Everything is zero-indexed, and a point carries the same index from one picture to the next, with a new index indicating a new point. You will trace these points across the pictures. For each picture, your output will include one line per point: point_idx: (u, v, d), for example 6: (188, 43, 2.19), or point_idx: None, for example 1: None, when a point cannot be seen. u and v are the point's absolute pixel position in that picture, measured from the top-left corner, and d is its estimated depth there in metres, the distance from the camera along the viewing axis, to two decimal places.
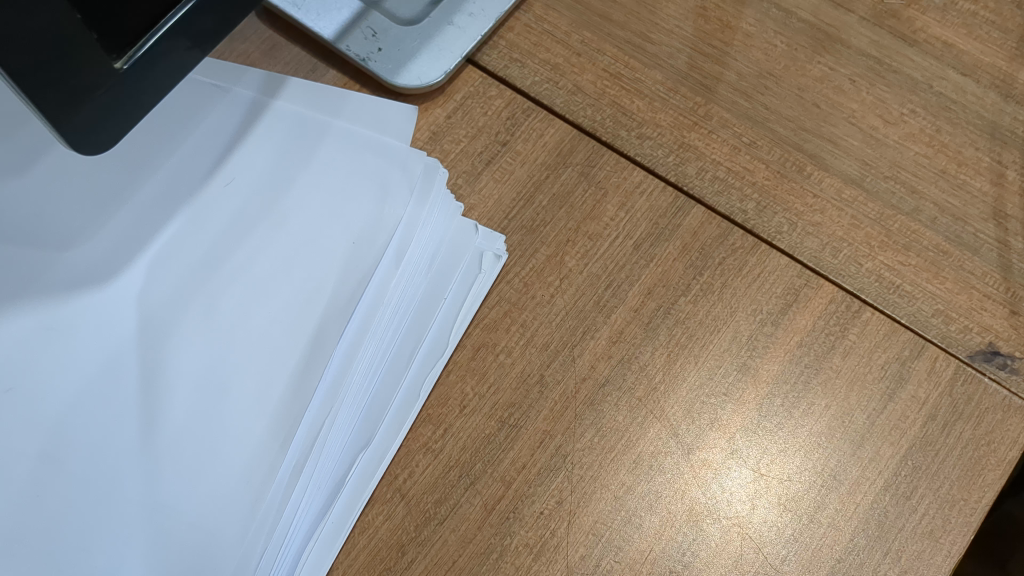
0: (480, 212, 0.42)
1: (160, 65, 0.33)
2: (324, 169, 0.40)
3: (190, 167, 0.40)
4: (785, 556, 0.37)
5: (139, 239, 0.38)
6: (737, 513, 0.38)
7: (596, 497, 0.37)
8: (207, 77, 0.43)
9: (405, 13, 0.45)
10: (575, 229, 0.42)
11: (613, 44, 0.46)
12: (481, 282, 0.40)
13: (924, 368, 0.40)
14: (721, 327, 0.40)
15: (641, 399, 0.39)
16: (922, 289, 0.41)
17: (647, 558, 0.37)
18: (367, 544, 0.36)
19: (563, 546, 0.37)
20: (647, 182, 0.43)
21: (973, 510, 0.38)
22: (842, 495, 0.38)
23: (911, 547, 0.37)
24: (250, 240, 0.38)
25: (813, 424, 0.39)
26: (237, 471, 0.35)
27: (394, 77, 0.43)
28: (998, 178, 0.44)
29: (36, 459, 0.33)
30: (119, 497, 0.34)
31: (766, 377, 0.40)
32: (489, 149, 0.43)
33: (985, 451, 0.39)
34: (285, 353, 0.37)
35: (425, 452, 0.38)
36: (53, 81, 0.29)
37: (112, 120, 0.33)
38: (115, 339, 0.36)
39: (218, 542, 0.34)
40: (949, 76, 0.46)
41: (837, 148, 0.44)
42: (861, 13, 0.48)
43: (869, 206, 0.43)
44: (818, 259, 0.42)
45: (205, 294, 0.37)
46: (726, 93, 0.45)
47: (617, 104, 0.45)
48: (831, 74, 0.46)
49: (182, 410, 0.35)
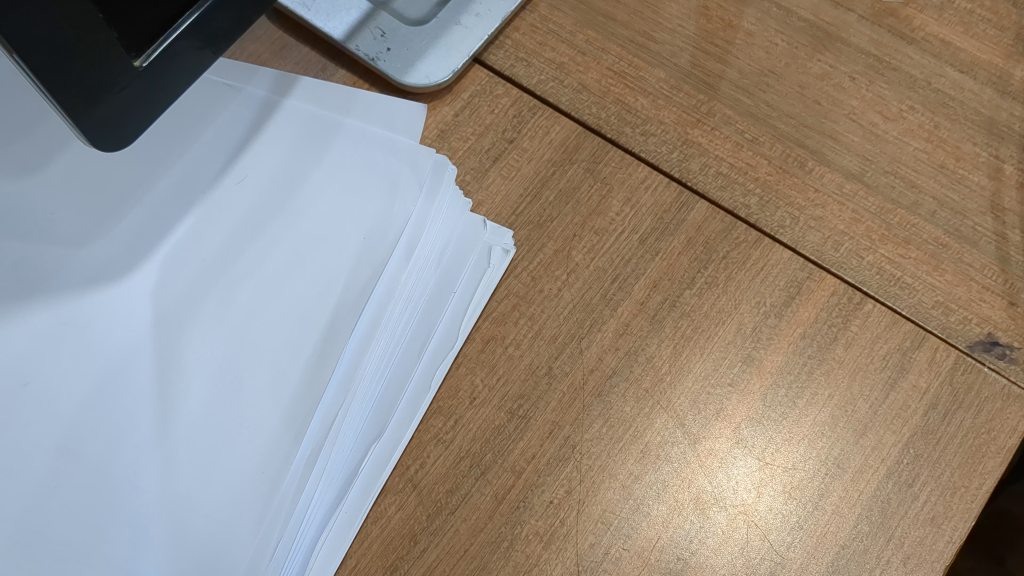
0: (488, 208, 0.43)
1: (176, 63, 0.34)
2: (335, 166, 0.41)
3: (204, 166, 0.41)
4: (790, 543, 0.38)
5: (154, 236, 0.39)
6: (743, 501, 0.38)
7: (605, 487, 0.38)
8: (219, 77, 0.43)
9: (414, 13, 0.46)
10: (581, 224, 0.43)
11: (617, 43, 0.47)
12: (489, 277, 0.41)
13: (925, 358, 0.41)
14: (725, 320, 0.41)
15: (648, 390, 0.40)
16: (922, 282, 0.42)
17: (655, 546, 0.37)
18: (380, 533, 0.37)
19: (573, 535, 0.37)
20: (652, 177, 0.44)
21: (974, 496, 0.38)
22: (845, 483, 0.39)
23: (913, 533, 0.38)
24: (262, 236, 0.39)
25: (816, 414, 0.40)
26: (251, 463, 0.35)
27: (403, 77, 0.44)
28: (996, 172, 0.45)
29: (56, 451, 0.34)
30: (135, 489, 0.34)
31: (770, 368, 0.40)
32: (496, 147, 0.44)
33: (984, 439, 0.39)
34: (299, 346, 0.37)
35: (436, 443, 0.38)
36: (75, 79, 0.30)
37: (129, 117, 0.33)
38: (131, 334, 0.37)
39: (233, 533, 0.34)
40: (947, 74, 0.47)
41: (837, 143, 0.45)
42: (860, 12, 0.49)
43: (869, 200, 0.44)
44: (820, 252, 0.43)
45: (220, 290, 0.38)
46: (728, 90, 0.46)
47: (621, 102, 0.45)
48: (832, 72, 0.47)
49: (196, 404, 0.36)
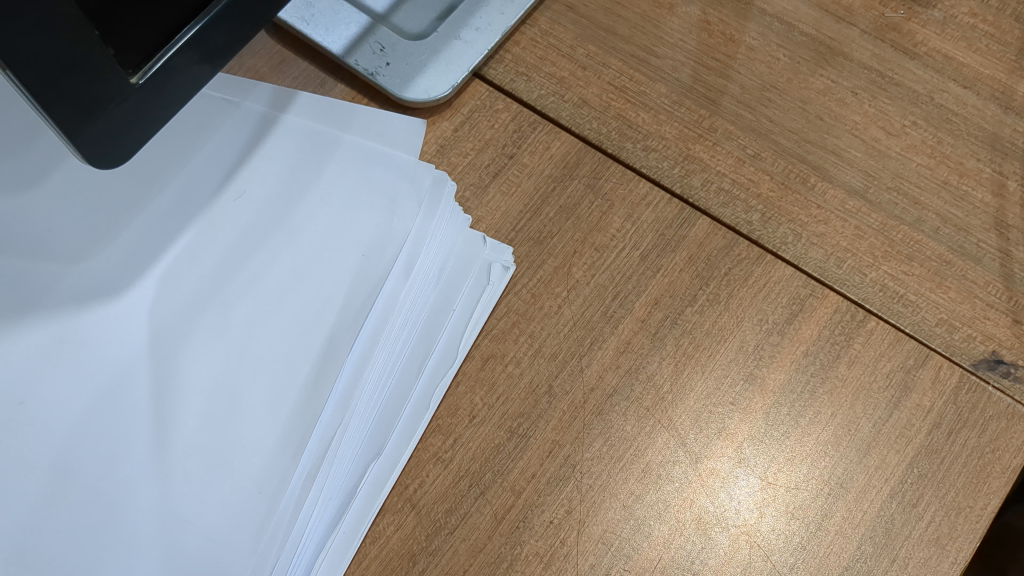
0: (487, 224, 0.42)
1: (174, 80, 0.34)
2: (333, 182, 0.41)
3: (202, 182, 0.40)
4: (792, 564, 0.37)
5: (151, 253, 0.39)
6: (745, 521, 0.38)
7: (605, 506, 0.38)
8: (218, 92, 0.43)
9: (413, 28, 0.46)
10: (581, 240, 0.42)
11: (618, 58, 0.47)
12: (489, 293, 0.41)
13: (928, 377, 0.40)
14: (727, 337, 0.41)
15: (649, 408, 0.39)
16: (925, 299, 0.42)
17: (656, 566, 0.37)
18: (379, 553, 0.37)
19: (573, 556, 0.37)
20: (653, 194, 0.43)
21: (978, 517, 0.38)
22: (849, 503, 0.38)
23: (918, 554, 0.37)
24: (260, 253, 0.39)
25: (819, 433, 0.39)
26: (249, 482, 0.35)
27: (402, 92, 0.44)
28: (999, 189, 0.45)
29: (49, 470, 0.33)
30: (130, 509, 0.34)
31: (773, 386, 0.40)
32: (496, 161, 0.44)
33: (989, 459, 0.39)
34: (296, 364, 0.37)
35: (435, 462, 0.38)
36: (69, 95, 0.29)
37: (126, 134, 0.33)
38: (127, 351, 0.36)
39: (230, 554, 0.34)
40: (950, 89, 0.47)
41: (840, 159, 0.45)
42: (863, 27, 0.49)
43: (872, 216, 0.43)
44: (823, 269, 0.42)
45: (218, 307, 0.38)
46: (730, 105, 0.46)
47: (622, 117, 0.45)
48: (834, 87, 0.47)
49: (193, 422, 0.36)
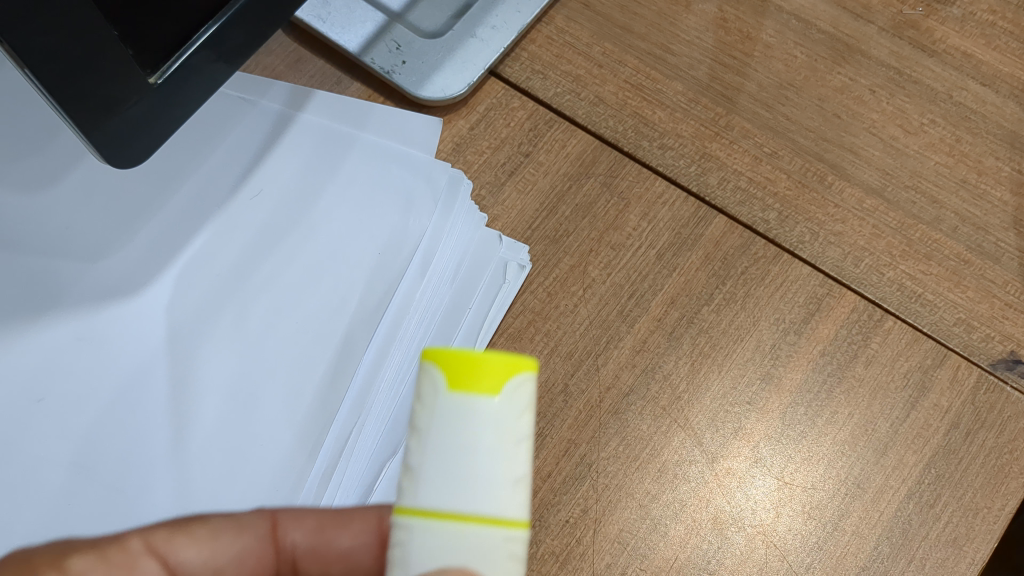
0: (503, 223, 0.42)
1: (192, 79, 0.34)
2: (350, 181, 0.41)
3: (219, 181, 0.40)
4: (809, 564, 0.37)
5: (169, 252, 0.39)
6: (762, 521, 0.38)
7: (621, 506, 0.38)
8: (235, 91, 0.43)
9: (429, 26, 0.46)
10: (597, 239, 0.42)
11: (634, 56, 0.47)
12: (505, 292, 0.41)
13: (946, 377, 0.40)
14: (744, 337, 0.41)
15: (665, 407, 0.39)
16: (943, 299, 0.41)
17: (672, 566, 0.37)
18: None
19: (589, 554, 0.37)
20: (669, 193, 0.43)
21: (996, 517, 0.38)
22: (865, 503, 0.38)
23: (934, 555, 0.37)
24: (277, 252, 0.39)
25: (836, 433, 0.39)
26: (266, 480, 0.35)
27: (417, 90, 0.44)
28: (1018, 187, 0.44)
29: (70, 468, 0.34)
30: (148, 506, 0.34)
31: (789, 386, 0.40)
32: (512, 160, 0.44)
33: (1007, 459, 0.39)
34: (313, 363, 0.37)
35: None
36: (86, 93, 0.29)
37: (142, 133, 0.33)
38: (145, 349, 0.36)
39: None
40: (969, 87, 0.46)
41: (858, 157, 0.45)
42: (881, 24, 0.48)
43: (889, 215, 0.43)
44: (840, 268, 0.42)
45: (235, 305, 0.38)
46: (747, 104, 0.46)
47: (639, 115, 0.45)
48: (851, 85, 0.46)
49: (210, 420, 0.36)
